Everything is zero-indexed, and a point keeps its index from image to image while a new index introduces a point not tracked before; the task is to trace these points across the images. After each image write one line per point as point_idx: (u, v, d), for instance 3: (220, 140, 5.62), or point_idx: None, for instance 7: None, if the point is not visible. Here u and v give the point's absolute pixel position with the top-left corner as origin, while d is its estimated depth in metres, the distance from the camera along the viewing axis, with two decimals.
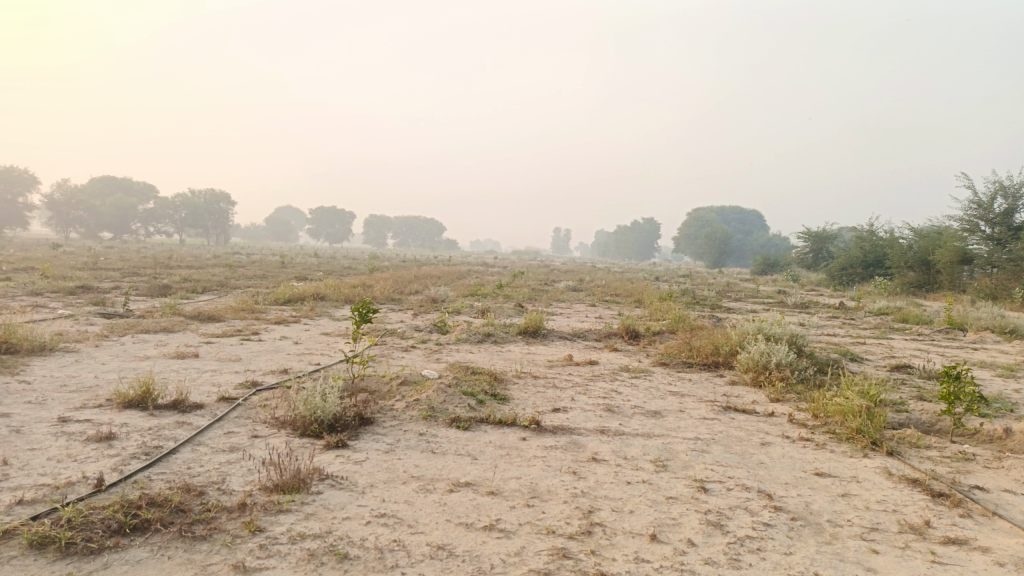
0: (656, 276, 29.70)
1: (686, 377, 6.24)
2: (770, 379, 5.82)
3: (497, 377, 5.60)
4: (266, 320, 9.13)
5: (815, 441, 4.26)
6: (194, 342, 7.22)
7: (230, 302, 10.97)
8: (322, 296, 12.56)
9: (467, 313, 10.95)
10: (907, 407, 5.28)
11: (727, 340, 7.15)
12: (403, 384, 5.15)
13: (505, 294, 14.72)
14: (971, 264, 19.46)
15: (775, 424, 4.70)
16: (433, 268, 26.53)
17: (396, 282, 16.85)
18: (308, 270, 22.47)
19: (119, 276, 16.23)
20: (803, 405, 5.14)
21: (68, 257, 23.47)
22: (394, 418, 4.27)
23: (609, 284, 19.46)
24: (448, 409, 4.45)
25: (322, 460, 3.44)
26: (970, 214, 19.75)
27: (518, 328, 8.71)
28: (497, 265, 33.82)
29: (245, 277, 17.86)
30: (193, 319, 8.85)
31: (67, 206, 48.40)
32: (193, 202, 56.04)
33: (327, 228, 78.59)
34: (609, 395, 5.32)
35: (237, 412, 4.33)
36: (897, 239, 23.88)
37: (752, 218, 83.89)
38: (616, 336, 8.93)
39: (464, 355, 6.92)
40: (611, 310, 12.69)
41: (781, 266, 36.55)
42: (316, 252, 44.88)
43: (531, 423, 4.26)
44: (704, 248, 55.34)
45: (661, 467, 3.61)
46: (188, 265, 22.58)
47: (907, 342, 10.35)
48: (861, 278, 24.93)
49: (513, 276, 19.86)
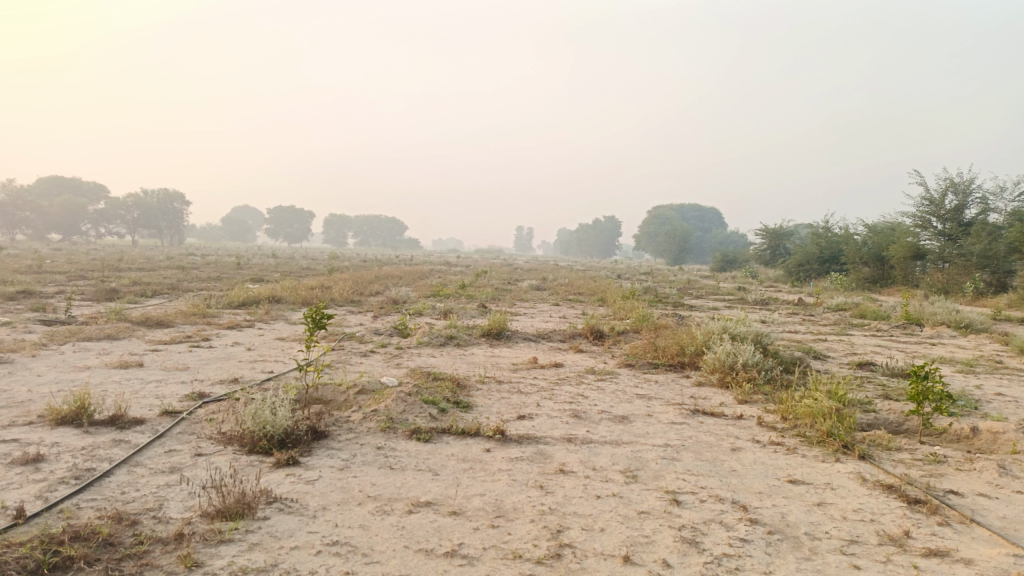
0: (618, 274, 29.77)
1: (653, 380, 6.11)
2: (737, 380, 5.73)
3: (459, 383, 5.40)
4: (219, 326, 8.76)
5: (786, 446, 4.15)
6: (139, 350, 6.85)
7: (181, 306, 10.54)
8: (279, 298, 12.18)
9: (429, 314, 10.72)
10: (875, 407, 5.22)
11: (693, 339, 7.05)
12: (360, 393, 4.91)
13: (467, 294, 14.50)
14: (923, 259, 19.85)
15: (745, 428, 4.58)
16: (394, 267, 26.18)
17: (355, 283, 16.51)
18: (265, 271, 21.91)
19: (65, 279, 15.56)
20: (771, 407, 5.05)
21: (12, 260, 22.60)
22: (349, 430, 4.04)
23: (572, 282, 19.35)
24: (408, 420, 4.23)
25: (270, 480, 3.20)
26: (922, 210, 20.14)
27: (481, 330, 8.50)
28: (459, 264, 33.61)
29: (199, 280, 17.31)
30: (141, 325, 8.43)
31: (12, 207, 46.65)
32: (145, 202, 54.56)
33: (285, 228, 77.33)
34: (575, 400, 5.15)
35: (180, 427, 4.05)
36: (852, 235, 24.29)
37: (710, 215, 84.92)
38: (581, 336, 8.79)
39: (425, 360, 6.69)
40: (574, 310, 12.56)
41: (740, 263, 36.95)
42: (274, 252, 44.06)
43: (495, 433, 4.07)
44: (664, 245, 55.78)
45: (631, 478, 3.45)
46: (139, 267, 21.84)
47: (867, 338, 10.42)
48: (818, 274, 25.32)
49: (475, 275, 19.66)
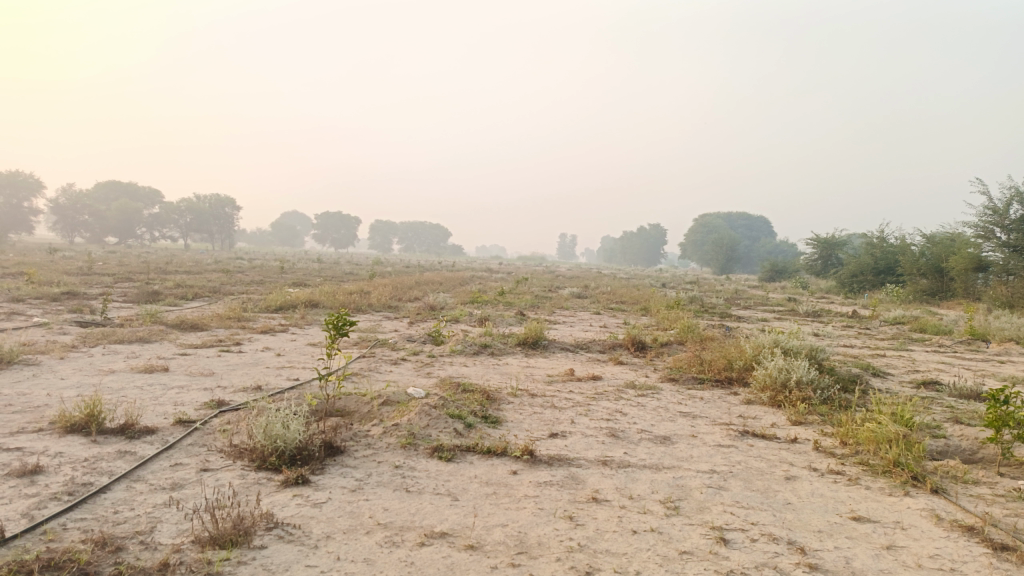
0: (662, 283, 29.22)
1: (697, 396, 5.71)
2: (790, 399, 5.30)
3: (489, 396, 5.09)
4: (252, 330, 8.63)
5: (847, 476, 3.74)
6: (168, 354, 6.72)
7: (218, 309, 10.47)
8: (316, 303, 12.06)
9: (466, 321, 10.45)
10: (945, 433, 4.74)
11: (741, 353, 6.62)
12: (384, 405, 4.64)
13: (506, 302, 14.20)
14: (986, 271, 18.87)
15: (800, 453, 4.17)
16: (435, 273, 26.13)
17: (395, 288, 16.38)
18: (308, 276, 21.97)
19: (111, 281, 15.76)
20: (829, 430, 4.62)
21: (66, 261, 23.09)
22: (368, 446, 3.77)
23: (615, 290, 18.89)
24: (431, 436, 3.95)
25: (274, 502, 2.93)
26: (984, 220, 19.17)
27: (517, 339, 8.19)
28: (502, 271, 33.44)
29: (242, 283, 17.38)
30: (174, 329, 8.34)
31: (72, 211, 48.13)
32: (197, 207, 55.74)
33: (332, 234, 78.35)
34: (613, 418, 4.79)
35: (192, 438, 3.84)
36: (909, 245, 23.31)
37: (759, 223, 83.26)
38: (621, 347, 8.41)
39: (457, 369, 6.40)
40: (616, 319, 12.16)
41: (789, 273, 35.92)
42: (321, 257, 44.60)
43: (524, 453, 3.74)
44: (711, 255, 54.75)
45: (673, 510, 3.09)
46: (186, 271, 22.14)
47: (929, 354, 9.78)
48: (872, 285, 24.37)
49: (516, 282, 19.39)
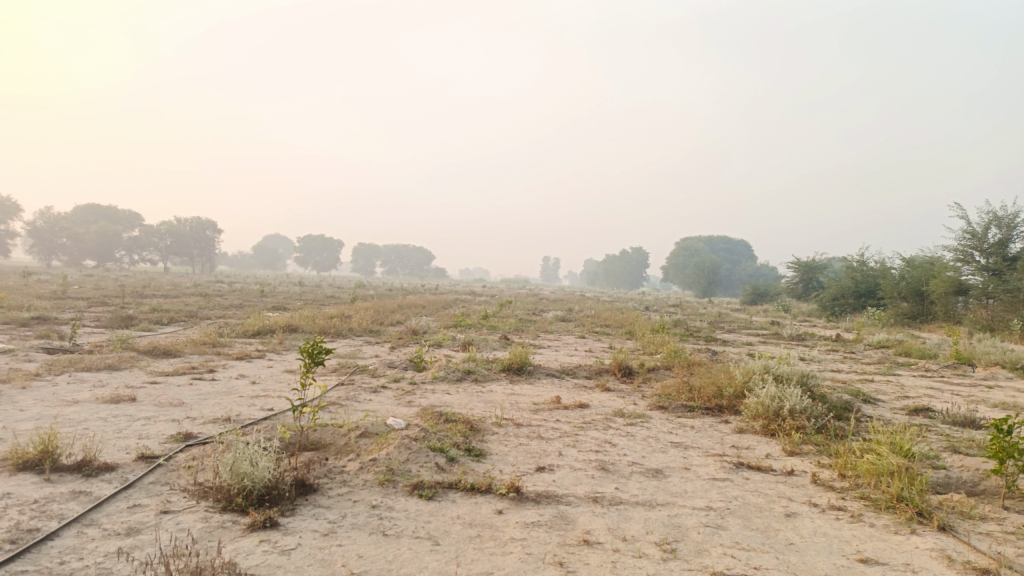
0: (646, 306, 29.16)
1: (688, 425, 5.52)
2: (784, 429, 5.12)
3: (473, 426, 4.87)
4: (227, 356, 8.34)
5: (850, 512, 3.55)
6: (136, 383, 6.43)
7: (193, 334, 10.15)
8: (295, 327, 11.77)
9: (448, 346, 10.22)
10: (946, 463, 4.57)
11: (732, 380, 6.45)
12: (362, 437, 4.41)
13: (489, 325, 13.99)
14: (966, 295, 18.95)
15: (798, 487, 3.98)
16: (417, 296, 25.92)
17: (377, 311, 16.15)
18: (288, 299, 21.63)
19: (84, 305, 15.33)
20: (827, 462, 4.44)
21: (40, 284, 22.60)
22: (343, 483, 3.54)
23: (600, 314, 18.72)
24: (411, 472, 3.72)
25: (238, 550, 2.69)
26: (963, 244, 19.29)
27: (501, 364, 7.97)
28: (484, 294, 33.29)
29: (221, 307, 17.02)
30: (145, 355, 8.03)
31: (49, 233, 47.36)
32: (177, 230, 55.15)
33: (314, 256, 77.88)
34: (602, 449, 4.58)
35: (154, 476, 3.59)
36: (890, 269, 23.43)
37: (740, 247, 83.87)
38: (608, 373, 8.22)
39: (439, 397, 6.18)
40: (601, 343, 11.98)
41: (771, 296, 36.03)
42: (302, 280, 44.17)
43: (510, 490, 3.53)
44: (693, 278, 54.93)
45: (669, 553, 2.89)
46: (163, 294, 21.72)
47: (917, 379, 9.68)
48: (853, 309, 24.43)
49: (500, 305, 19.20)
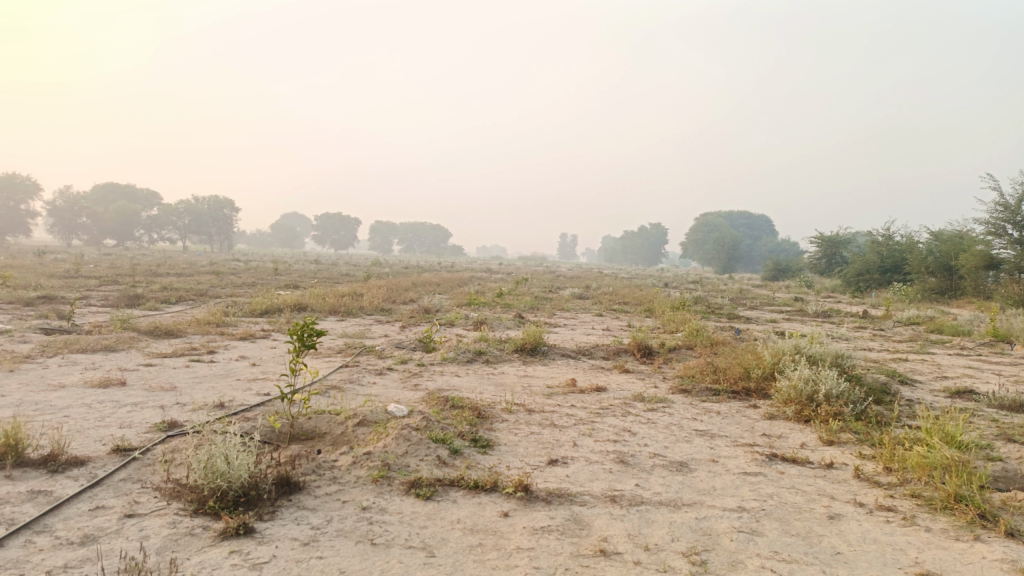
0: (665, 283, 28.62)
1: (714, 410, 5.13)
2: (820, 415, 4.71)
3: (481, 413, 4.50)
4: (230, 336, 8.04)
5: (902, 514, 3.15)
6: (130, 365, 6.13)
7: (198, 314, 9.85)
8: (304, 307, 11.45)
9: (461, 325, 9.86)
10: (1002, 453, 4.13)
11: (760, 361, 6.03)
12: (360, 425, 4.06)
13: (504, 303, 13.61)
14: (997, 269, 18.27)
15: (840, 484, 3.58)
16: (433, 274, 25.58)
17: (390, 290, 15.83)
18: (302, 278, 21.35)
19: (95, 285, 15.12)
20: (869, 453, 4.03)
21: (57, 264, 22.55)
22: (332, 480, 3.18)
23: (618, 291, 18.27)
24: (408, 467, 3.36)
25: (203, 564, 2.34)
26: (995, 217, 18.52)
27: (514, 345, 7.59)
28: (501, 272, 32.93)
29: (232, 286, 16.74)
30: (146, 336, 7.75)
31: (69, 212, 47.62)
32: (195, 208, 55.20)
33: (332, 234, 77.82)
34: (621, 439, 4.20)
35: (127, 472, 3.26)
36: (917, 244, 22.70)
37: (761, 223, 82.54)
38: (627, 353, 7.82)
39: (447, 380, 5.81)
40: (619, 321, 11.57)
41: (792, 272, 35.22)
42: (318, 259, 43.99)
43: (517, 489, 3.15)
44: (712, 254, 54.10)
45: (697, 566, 2.51)
46: (178, 273, 21.52)
47: (954, 358, 9.16)
48: (878, 284, 23.76)
49: (516, 284, 18.83)
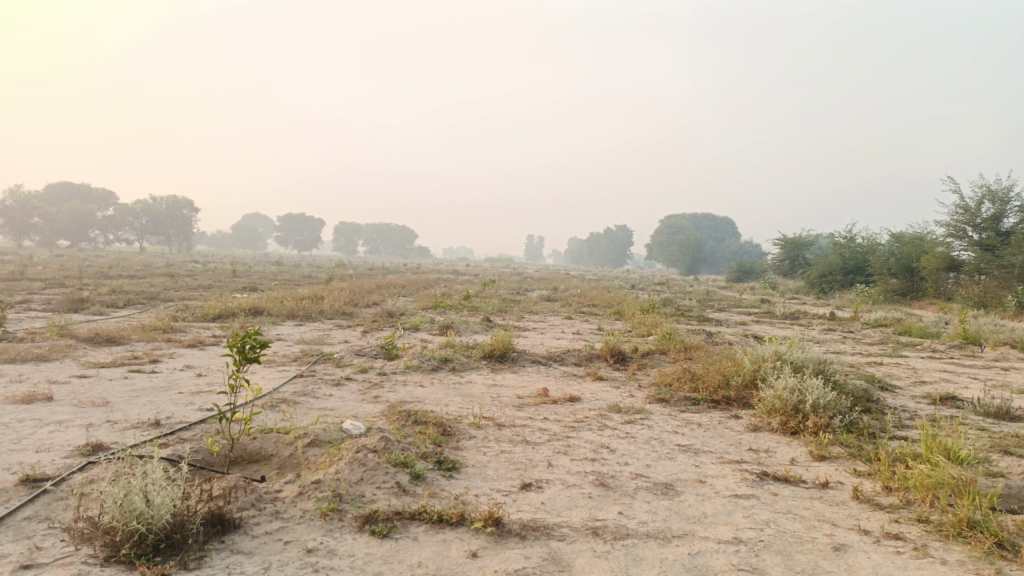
0: (632, 284, 28.45)
1: (695, 422, 4.81)
2: (808, 428, 4.42)
3: (446, 430, 4.12)
4: (178, 343, 7.51)
5: (912, 543, 2.85)
6: (61, 377, 5.59)
7: (145, 319, 9.26)
8: (261, 311, 10.90)
9: (425, 330, 9.44)
10: (1003, 469, 3.86)
11: (739, 368, 5.73)
12: (311, 447, 3.65)
13: (470, 306, 13.22)
14: (957, 271, 18.41)
15: (839, 507, 3.28)
16: (398, 276, 25.04)
17: (352, 292, 15.34)
18: (263, 280, 20.70)
19: (39, 288, 14.32)
20: (865, 470, 3.74)
21: (2, 266, 21.48)
22: (274, 516, 2.77)
23: (585, 293, 17.98)
24: (363, 498, 2.96)
25: None
26: (955, 219, 18.64)
27: (481, 351, 7.20)
28: (467, 274, 32.49)
29: (187, 288, 16.03)
30: (85, 344, 7.19)
31: (20, 213, 45.94)
32: (153, 208, 53.64)
33: (295, 236, 76.48)
34: (601, 458, 3.85)
35: (33, 508, 2.80)
36: (880, 246, 22.86)
37: (724, 225, 83.40)
38: (599, 359, 7.49)
39: (410, 391, 5.40)
40: (589, 325, 11.26)
41: (756, 273, 35.39)
42: (280, 261, 42.97)
43: (487, 522, 2.78)
44: (677, 256, 54.29)
45: None
46: (132, 275, 20.66)
47: (929, 362, 9.00)
48: (841, 286, 23.89)
49: (482, 285, 18.44)
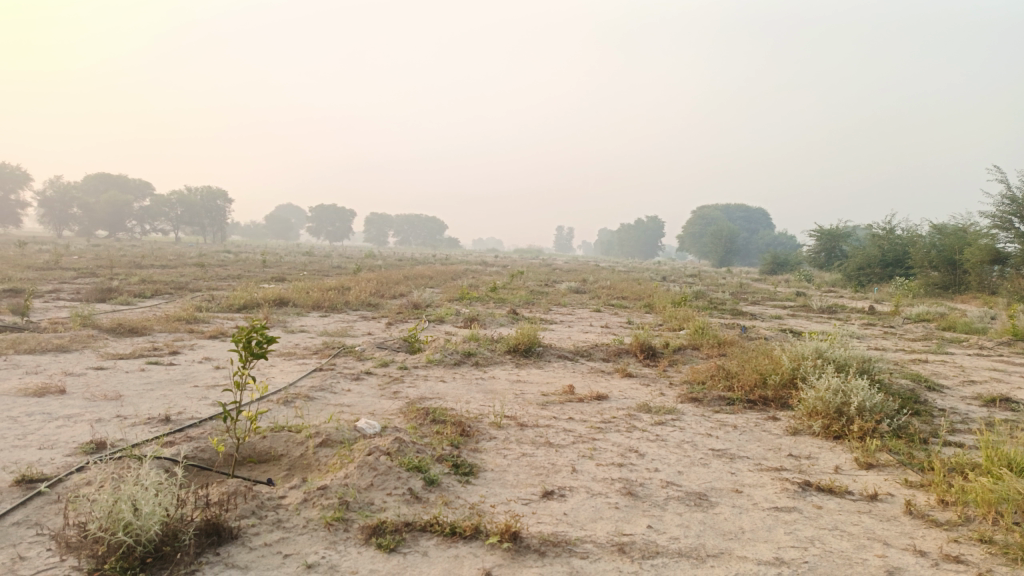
0: (664, 275, 27.95)
1: (730, 424, 4.54)
2: (852, 433, 4.12)
3: (465, 431, 3.90)
4: (200, 335, 7.41)
5: (975, 568, 2.56)
6: (78, 369, 5.49)
7: (170, 310, 9.20)
8: (286, 302, 10.80)
9: (450, 322, 9.25)
10: None
11: (777, 366, 5.42)
12: (322, 447, 3.46)
13: (498, 298, 13.00)
14: (1003, 264, 17.68)
15: (891, 523, 2.99)
16: (426, 267, 24.91)
17: (379, 283, 15.21)
18: (292, 271, 20.72)
19: (71, 277, 14.43)
20: (917, 481, 3.45)
21: (39, 255, 21.76)
22: (275, 526, 2.58)
23: (615, 285, 17.67)
24: (372, 507, 2.76)
25: None
26: (1001, 210, 17.89)
27: (506, 346, 6.97)
28: (496, 265, 32.28)
29: (215, 279, 16.01)
30: (107, 334, 7.12)
31: (59, 203, 46.81)
32: (188, 198, 54.27)
33: (326, 226, 76.97)
34: (630, 463, 3.60)
35: (24, 511, 2.65)
36: (921, 237, 22.10)
37: (757, 216, 81.98)
38: (628, 354, 7.22)
39: (431, 387, 5.20)
40: (618, 318, 10.97)
41: (790, 265, 34.61)
42: (310, 251, 43.13)
43: (502, 537, 2.55)
44: (709, 248, 53.46)
45: None
46: (164, 265, 20.78)
47: (977, 360, 8.56)
48: (880, 279, 23.19)
49: (511, 277, 18.18)
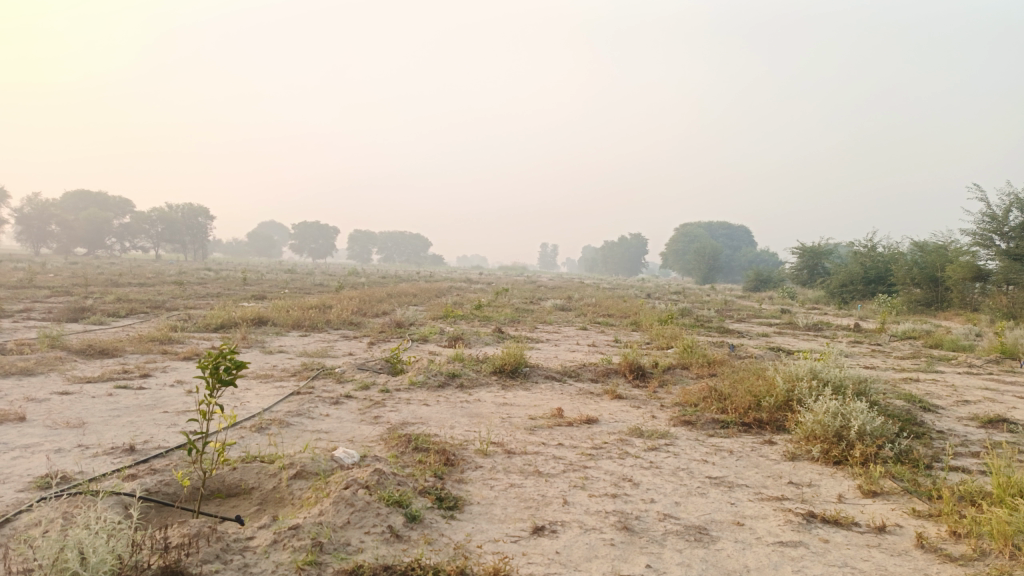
0: (648, 293, 27.87)
1: (725, 449, 4.36)
2: (854, 458, 3.95)
3: (449, 459, 3.69)
4: (174, 356, 7.13)
5: None
6: (41, 394, 5.21)
7: (144, 330, 8.90)
8: (265, 321, 10.52)
9: (434, 342, 9.02)
10: None
11: (771, 388, 5.26)
12: (295, 480, 3.23)
13: (482, 316, 12.79)
14: (984, 280, 17.72)
15: (902, 558, 2.82)
16: (408, 284, 24.66)
17: (361, 301, 14.94)
18: (273, 289, 20.39)
19: (45, 296, 14.04)
20: (925, 511, 3.27)
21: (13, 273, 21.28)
22: (241, 572, 2.35)
23: (600, 302, 17.53)
24: (347, 549, 2.54)
25: None
26: (982, 227, 17.97)
27: (491, 366, 6.76)
28: (480, 283, 32.05)
29: (194, 297, 15.66)
30: (75, 357, 6.82)
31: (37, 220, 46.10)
32: (169, 215, 53.67)
33: (309, 244, 76.47)
34: (625, 494, 3.40)
35: None
36: (903, 254, 22.18)
37: (739, 233, 82.47)
38: (616, 374, 7.04)
39: (413, 412, 4.98)
40: (604, 337, 10.79)
41: (774, 282, 34.68)
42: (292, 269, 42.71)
43: None
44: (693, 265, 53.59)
45: None
46: (141, 283, 20.37)
47: (966, 378, 8.46)
48: (863, 296, 23.22)
49: (495, 295, 17.97)
